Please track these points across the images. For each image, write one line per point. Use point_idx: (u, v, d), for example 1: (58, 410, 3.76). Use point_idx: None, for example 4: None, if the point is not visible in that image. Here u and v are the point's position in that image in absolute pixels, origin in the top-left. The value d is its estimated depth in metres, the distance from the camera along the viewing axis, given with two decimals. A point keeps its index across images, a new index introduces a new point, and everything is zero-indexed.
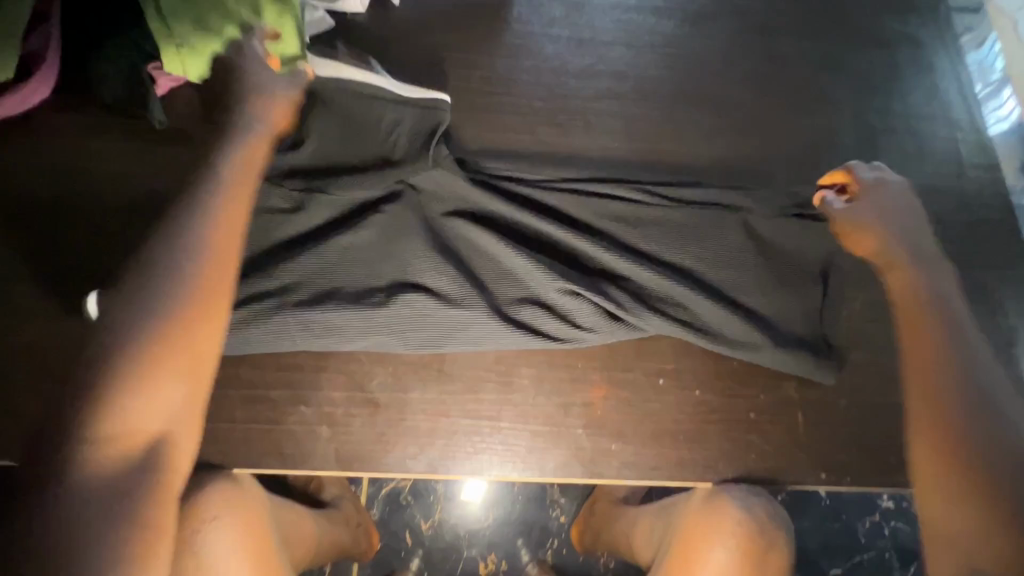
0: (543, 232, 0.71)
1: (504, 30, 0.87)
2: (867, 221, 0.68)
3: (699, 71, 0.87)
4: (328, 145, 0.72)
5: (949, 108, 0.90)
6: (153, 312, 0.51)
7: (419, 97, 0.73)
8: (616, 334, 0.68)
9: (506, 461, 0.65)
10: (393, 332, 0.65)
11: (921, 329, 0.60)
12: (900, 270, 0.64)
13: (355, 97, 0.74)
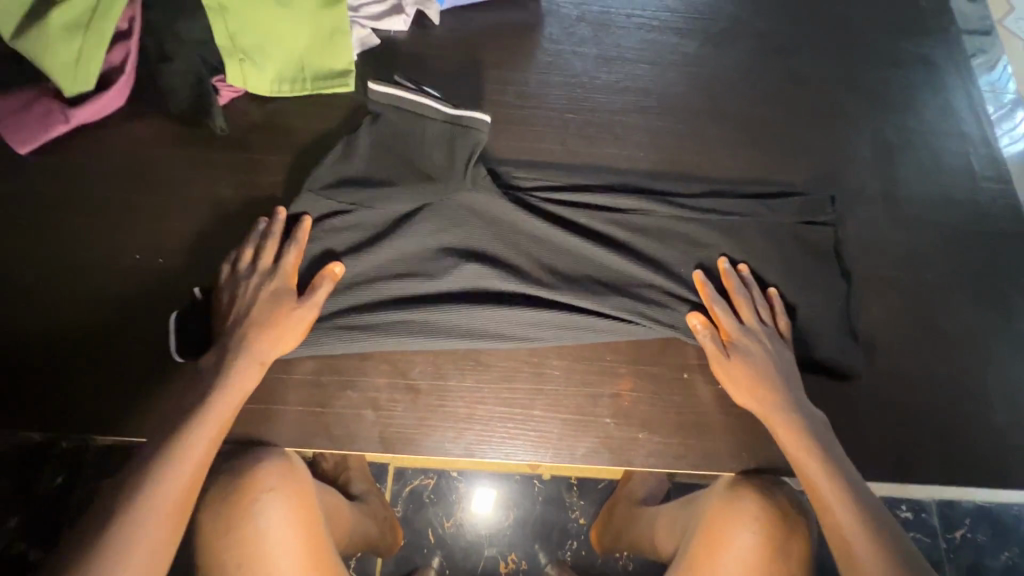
0: (579, 244, 0.75)
1: (537, 49, 0.93)
2: (743, 383, 0.68)
3: (723, 87, 0.93)
4: (374, 159, 0.75)
5: (963, 125, 0.95)
6: (182, 464, 0.57)
7: (467, 118, 0.74)
8: (642, 335, 0.73)
9: (538, 447, 0.69)
10: (437, 332, 0.70)
11: (794, 448, 0.65)
12: (768, 405, 0.67)
13: (411, 121, 0.75)
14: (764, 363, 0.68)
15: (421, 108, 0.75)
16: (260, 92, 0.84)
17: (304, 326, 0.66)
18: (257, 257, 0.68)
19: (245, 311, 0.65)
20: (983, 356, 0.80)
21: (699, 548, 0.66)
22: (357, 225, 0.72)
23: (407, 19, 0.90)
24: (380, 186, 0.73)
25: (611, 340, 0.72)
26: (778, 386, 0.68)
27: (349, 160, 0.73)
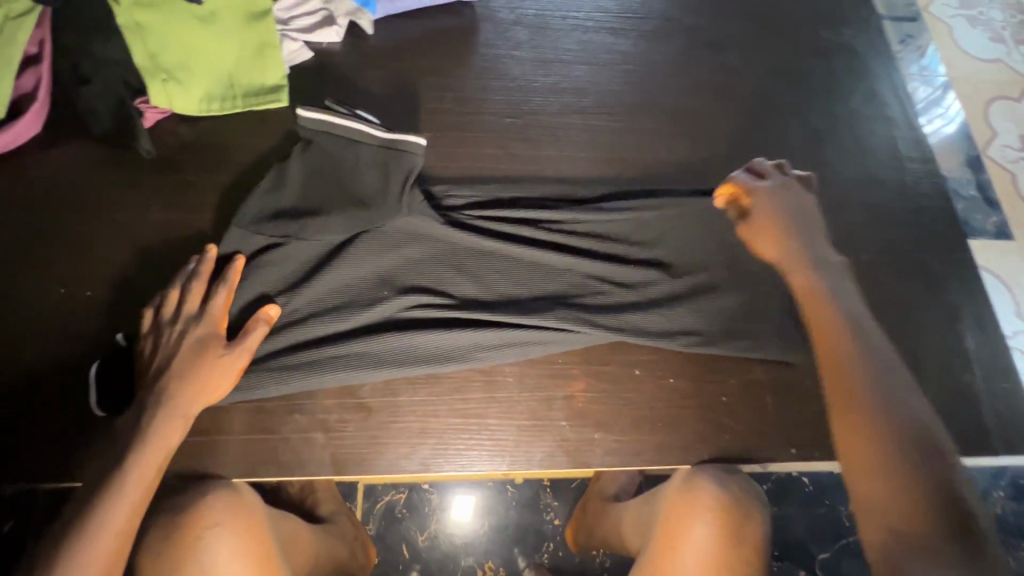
0: (518, 260, 0.76)
1: (474, 53, 0.93)
2: (770, 229, 0.73)
3: (659, 84, 0.94)
4: (307, 189, 0.75)
5: (887, 109, 0.99)
6: (105, 521, 0.54)
7: (400, 142, 0.76)
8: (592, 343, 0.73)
9: (495, 456, 0.68)
10: (380, 361, 0.69)
11: (829, 331, 0.65)
12: (786, 250, 0.72)
13: (345, 147, 0.76)
14: (782, 211, 0.73)
15: (354, 133, 0.76)
16: (187, 112, 0.80)
17: (233, 372, 0.64)
18: (181, 300, 0.66)
19: (168, 355, 0.63)
20: (919, 330, 0.83)
21: (657, 543, 0.67)
22: (289, 256, 0.72)
23: (339, 30, 0.89)
24: (313, 216, 0.73)
25: (561, 349, 0.72)
26: (795, 230, 0.72)
27: (280, 193, 0.74)
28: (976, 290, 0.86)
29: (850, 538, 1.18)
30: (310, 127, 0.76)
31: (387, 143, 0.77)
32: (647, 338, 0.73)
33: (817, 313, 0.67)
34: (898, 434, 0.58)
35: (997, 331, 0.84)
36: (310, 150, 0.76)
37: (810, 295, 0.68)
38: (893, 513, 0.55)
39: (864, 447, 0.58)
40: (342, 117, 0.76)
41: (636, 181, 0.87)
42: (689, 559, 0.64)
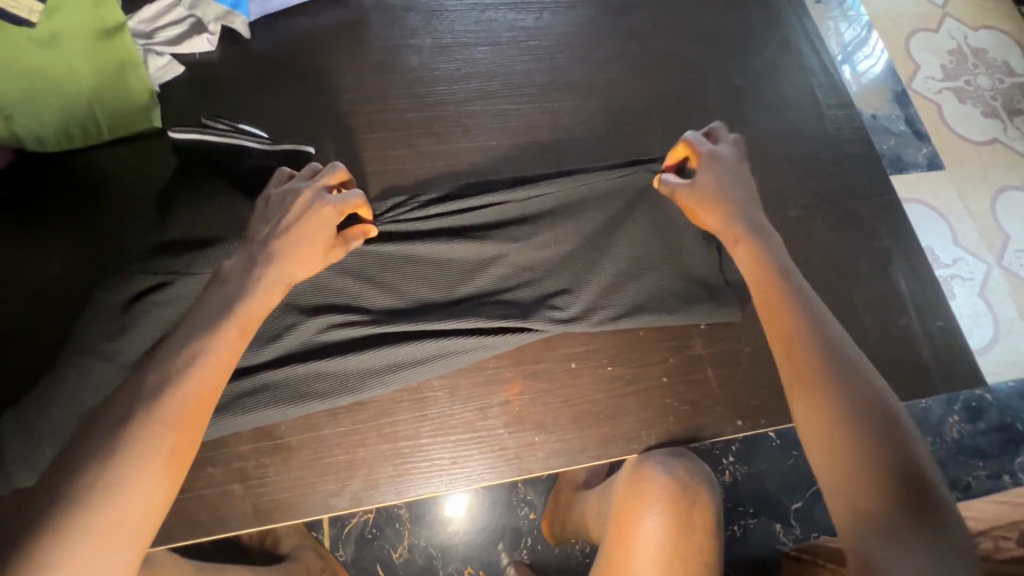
0: (433, 260, 0.70)
1: (365, 47, 0.86)
2: (709, 195, 0.66)
3: (568, 58, 0.90)
4: (191, 218, 0.66)
5: (802, 57, 0.96)
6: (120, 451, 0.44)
7: (289, 150, 0.70)
8: (521, 340, 0.69)
9: (431, 476, 0.64)
10: (295, 396, 0.63)
11: (775, 306, 0.59)
12: (726, 216, 0.65)
13: (233, 169, 0.69)
14: (725, 174, 0.67)
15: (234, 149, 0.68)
16: (43, 146, 0.73)
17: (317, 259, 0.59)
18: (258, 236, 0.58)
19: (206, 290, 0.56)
20: (852, 279, 0.82)
21: (613, 536, 0.65)
22: (179, 295, 0.64)
23: (211, 37, 0.81)
24: (204, 248, 0.65)
25: (491, 353, 0.68)
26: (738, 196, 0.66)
27: (164, 226, 0.66)
28: (905, 231, 0.86)
29: (820, 486, 1.19)
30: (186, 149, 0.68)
31: (275, 155, 0.70)
32: (579, 327, 0.70)
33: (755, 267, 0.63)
34: (847, 392, 0.53)
35: (928, 270, 0.84)
36: (192, 175, 0.69)
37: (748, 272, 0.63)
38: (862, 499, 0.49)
39: (809, 407, 0.54)
40: (218, 135, 0.68)
41: (552, 164, 0.83)
42: (642, 553, 0.62)
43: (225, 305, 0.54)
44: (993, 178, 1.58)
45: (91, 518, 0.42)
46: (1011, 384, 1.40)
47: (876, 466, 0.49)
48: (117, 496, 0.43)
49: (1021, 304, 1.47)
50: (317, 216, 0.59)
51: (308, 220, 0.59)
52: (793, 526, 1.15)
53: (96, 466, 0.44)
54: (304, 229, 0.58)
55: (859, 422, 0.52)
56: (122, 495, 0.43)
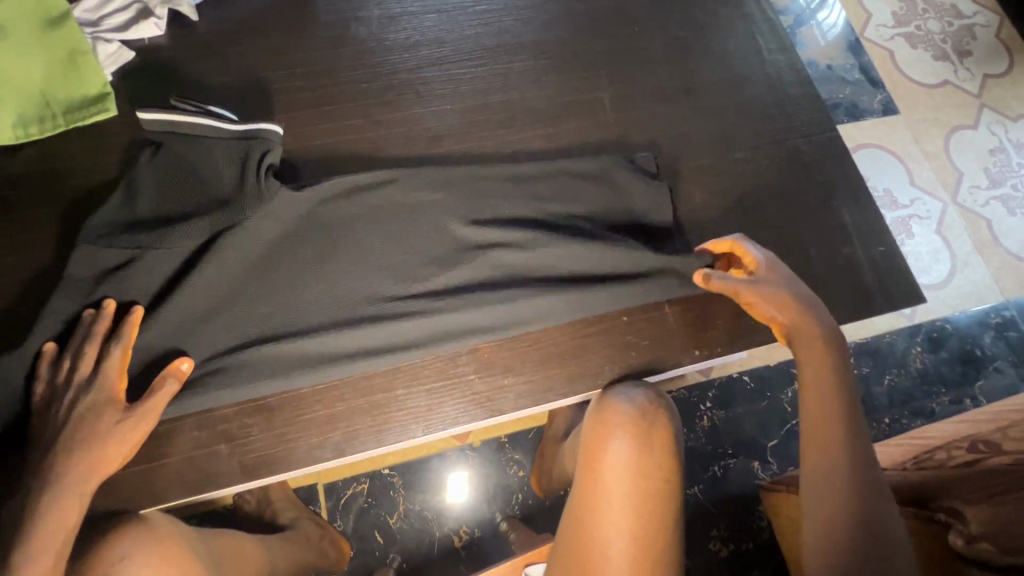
0: (399, 243, 0.73)
1: (314, 22, 0.87)
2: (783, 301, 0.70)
3: (515, 20, 0.92)
4: (158, 195, 0.69)
5: (743, 4, 0.99)
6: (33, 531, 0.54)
7: (253, 132, 0.70)
8: (497, 305, 0.72)
9: (408, 423, 0.68)
10: (281, 370, 0.67)
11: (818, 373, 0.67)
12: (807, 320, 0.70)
13: (202, 151, 0.70)
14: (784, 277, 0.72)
15: (202, 129, 0.70)
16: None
17: (133, 441, 0.60)
18: (73, 367, 0.61)
19: (66, 426, 0.59)
20: (799, 215, 0.86)
21: (583, 467, 0.69)
22: (151, 267, 0.67)
23: (159, 22, 0.82)
24: (177, 221, 0.68)
25: (468, 321, 0.71)
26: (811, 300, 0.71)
27: (136, 204, 0.68)
28: (847, 165, 0.90)
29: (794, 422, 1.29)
30: (155, 130, 0.70)
31: (242, 136, 0.70)
32: (548, 293, 0.73)
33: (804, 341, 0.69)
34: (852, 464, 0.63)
35: (870, 199, 0.88)
36: (160, 153, 0.70)
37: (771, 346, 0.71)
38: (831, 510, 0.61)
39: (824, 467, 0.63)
40: (188, 115, 0.70)
41: (507, 124, 0.85)
42: (609, 478, 0.66)
43: (106, 407, 0.60)
44: (946, 118, 1.63)
45: None
46: (969, 314, 1.47)
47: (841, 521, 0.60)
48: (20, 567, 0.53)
49: (976, 237, 1.53)
50: (84, 362, 0.62)
51: (81, 365, 0.61)
52: (770, 462, 1.21)
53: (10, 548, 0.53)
54: (115, 366, 0.62)
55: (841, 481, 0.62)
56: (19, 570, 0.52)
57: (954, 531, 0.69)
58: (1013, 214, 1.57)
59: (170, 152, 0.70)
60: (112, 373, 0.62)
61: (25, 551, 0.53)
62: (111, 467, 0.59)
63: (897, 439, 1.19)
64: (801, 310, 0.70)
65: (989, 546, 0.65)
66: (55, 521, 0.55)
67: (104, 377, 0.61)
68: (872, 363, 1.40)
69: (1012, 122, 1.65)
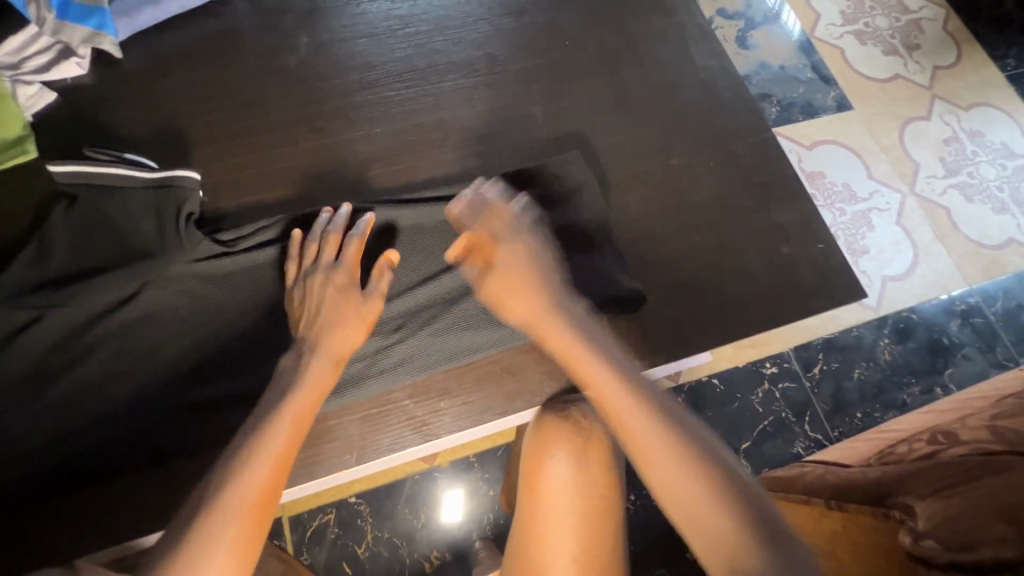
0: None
1: (241, 52, 0.87)
2: (513, 275, 0.71)
3: (446, 40, 0.92)
4: (72, 248, 0.70)
5: (674, 12, 1.00)
6: (273, 442, 0.57)
7: (172, 179, 0.72)
8: (425, 341, 0.71)
9: (341, 454, 0.67)
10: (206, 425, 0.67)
11: (577, 357, 0.65)
12: (523, 296, 0.69)
13: (119, 203, 0.71)
14: (528, 245, 0.73)
15: (117, 181, 0.71)
16: None
17: (368, 317, 0.68)
18: (319, 254, 0.71)
19: (317, 301, 0.68)
20: (737, 216, 0.86)
21: (525, 488, 0.67)
22: (65, 320, 0.68)
23: (81, 61, 0.81)
24: (94, 277, 0.69)
25: (394, 358, 0.70)
26: (525, 277, 0.70)
27: (48, 263, 0.68)
28: (783, 165, 0.90)
29: (767, 423, 1.34)
30: (68, 183, 0.70)
31: (160, 185, 0.72)
32: (476, 326, 0.73)
33: (537, 330, 0.68)
34: (701, 455, 0.58)
35: (807, 197, 0.88)
36: (71, 209, 0.70)
37: (609, 385, 0.62)
38: (706, 511, 0.55)
39: (670, 470, 0.57)
40: (99, 165, 0.71)
41: (440, 143, 0.85)
42: (551, 499, 0.64)
43: (329, 305, 0.68)
44: (898, 111, 1.65)
45: (222, 506, 0.52)
46: (933, 303, 1.47)
47: (735, 515, 0.55)
48: (236, 484, 0.53)
49: (935, 226, 1.54)
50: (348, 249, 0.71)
51: (348, 250, 0.71)
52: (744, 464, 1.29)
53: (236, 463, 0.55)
54: (352, 251, 0.71)
55: (710, 478, 0.57)
56: (239, 486, 0.53)
57: (904, 528, 0.68)
58: (971, 201, 1.58)
59: (83, 205, 0.70)
60: (345, 262, 0.70)
61: (246, 468, 0.55)
62: (326, 374, 0.64)
63: (866, 433, 1.17)
64: (513, 273, 0.71)
65: (934, 543, 0.64)
66: (281, 427, 0.58)
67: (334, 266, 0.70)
68: (839, 358, 1.40)
69: (964, 111, 1.67)
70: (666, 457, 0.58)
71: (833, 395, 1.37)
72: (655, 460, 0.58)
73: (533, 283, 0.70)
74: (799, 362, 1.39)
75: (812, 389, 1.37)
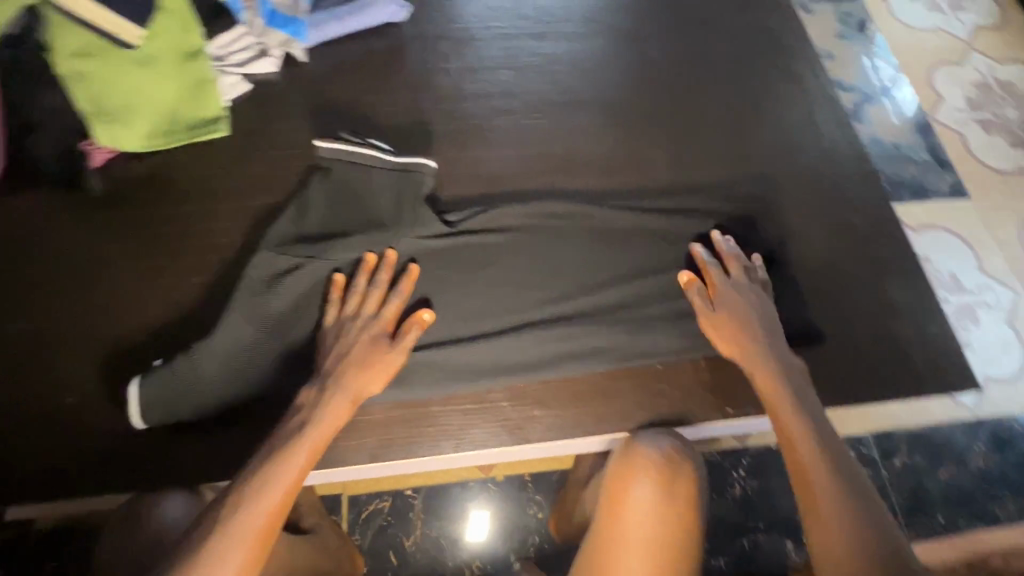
0: (443, 279, 0.79)
1: (403, 69, 0.98)
2: (727, 325, 0.74)
3: (581, 80, 0.99)
4: (295, 213, 0.82)
5: (804, 81, 1.03)
6: (272, 484, 0.60)
7: (411, 164, 0.83)
8: (546, 352, 0.77)
9: (439, 440, 0.72)
10: None
11: (773, 383, 0.70)
12: (744, 342, 0.73)
13: (367, 179, 0.83)
14: (751, 308, 0.75)
15: (368, 160, 0.83)
16: (130, 149, 0.86)
17: (391, 368, 0.70)
18: (365, 299, 0.74)
19: (349, 344, 0.71)
20: (843, 284, 0.86)
21: (604, 507, 0.69)
22: (265, 269, 0.77)
23: (274, 61, 0.95)
24: (300, 240, 0.80)
25: (513, 362, 0.76)
26: (748, 326, 0.74)
27: (305, 220, 0.81)
28: (901, 243, 0.90)
29: None
30: (327, 157, 0.83)
31: (395, 170, 0.83)
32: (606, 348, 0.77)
33: (756, 357, 0.72)
34: (857, 493, 0.61)
35: (924, 279, 0.87)
36: (328, 177, 0.83)
37: (790, 417, 0.67)
38: (851, 537, 0.58)
39: (826, 490, 0.61)
40: (356, 146, 0.83)
41: (565, 172, 0.91)
42: (632, 520, 0.66)
43: (354, 352, 0.70)
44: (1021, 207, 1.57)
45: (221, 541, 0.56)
46: None
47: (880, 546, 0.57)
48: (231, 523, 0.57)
49: None
50: (395, 299, 0.74)
51: (393, 301, 0.74)
52: None
53: (238, 498, 0.59)
54: (396, 302, 0.74)
55: (861, 512, 0.60)
56: (240, 521, 0.57)
57: None
58: None
59: (337, 178, 0.83)
60: (386, 312, 0.73)
61: (243, 507, 0.58)
62: (339, 417, 0.67)
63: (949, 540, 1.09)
64: (745, 324, 0.74)
65: None
66: (284, 467, 0.62)
67: (371, 314, 0.73)
68: (924, 455, 1.31)
69: None
70: (827, 489, 0.61)
71: (912, 492, 1.28)
72: (807, 479, 0.63)
73: (767, 335, 0.74)
74: (878, 450, 1.31)
75: (890, 480, 1.29)
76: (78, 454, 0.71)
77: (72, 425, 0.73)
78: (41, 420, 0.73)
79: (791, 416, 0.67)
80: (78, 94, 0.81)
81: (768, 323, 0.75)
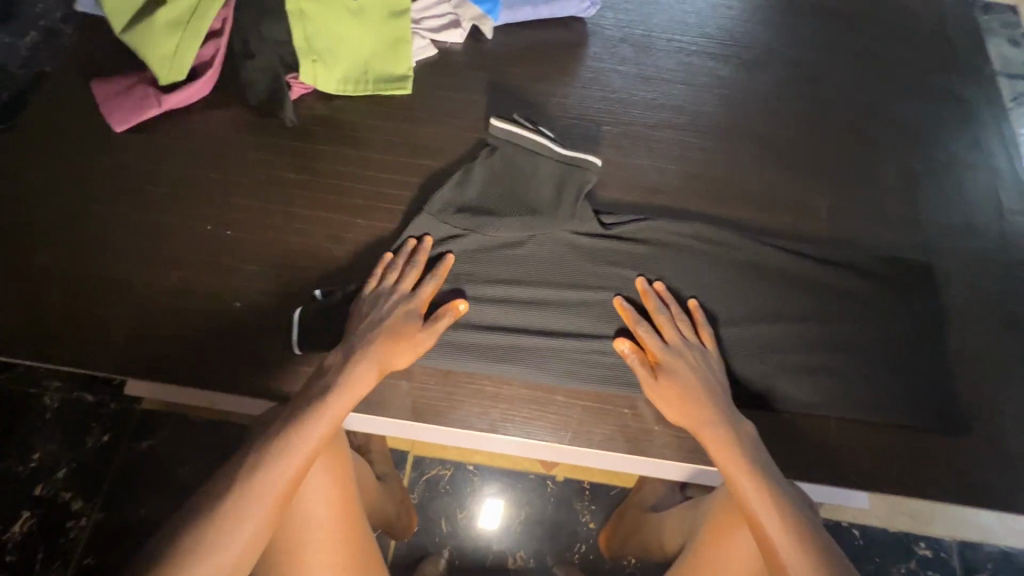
0: (589, 277, 0.81)
1: (580, 64, 1.00)
2: (672, 399, 0.71)
3: (754, 110, 0.97)
4: (462, 182, 0.85)
5: (991, 157, 0.97)
6: (297, 445, 0.61)
7: (580, 160, 0.84)
8: None
9: (557, 429, 0.74)
10: (489, 359, 0.76)
11: (732, 463, 0.65)
12: (712, 417, 0.69)
13: (533, 164, 0.85)
14: (691, 380, 0.71)
15: (538, 147, 0.85)
16: (325, 89, 0.92)
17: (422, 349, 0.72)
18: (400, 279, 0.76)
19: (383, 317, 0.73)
20: (997, 379, 0.81)
21: (706, 538, 0.72)
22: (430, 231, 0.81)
23: (462, 33, 0.98)
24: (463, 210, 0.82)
25: None
26: (703, 399, 0.70)
27: (467, 190, 0.84)
28: None
29: None
30: (500, 134, 0.86)
31: (562, 162, 0.85)
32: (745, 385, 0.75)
33: (721, 439, 0.67)
34: None
35: None
36: (496, 154, 0.86)
37: (758, 502, 0.62)
38: None
39: None
40: (528, 131, 0.85)
41: (722, 198, 0.90)
42: (731, 558, 0.70)
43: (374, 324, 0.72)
44: None
45: (244, 489, 0.58)
46: None
47: None
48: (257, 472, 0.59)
49: None
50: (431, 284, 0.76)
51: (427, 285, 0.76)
52: None
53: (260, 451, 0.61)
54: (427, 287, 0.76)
55: None
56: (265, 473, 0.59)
57: None
58: None
59: (504, 157, 0.86)
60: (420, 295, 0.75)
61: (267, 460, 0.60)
62: (361, 390, 0.69)
63: None
64: (690, 398, 0.70)
65: None
66: (308, 428, 0.63)
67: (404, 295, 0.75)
68: None
69: None
70: None
71: None
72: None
73: (714, 417, 0.69)
74: None
75: None
76: (232, 354, 0.78)
77: (234, 329, 0.79)
78: (208, 316, 0.80)
79: (752, 491, 0.63)
80: (294, 29, 0.87)
81: (717, 397, 0.71)
